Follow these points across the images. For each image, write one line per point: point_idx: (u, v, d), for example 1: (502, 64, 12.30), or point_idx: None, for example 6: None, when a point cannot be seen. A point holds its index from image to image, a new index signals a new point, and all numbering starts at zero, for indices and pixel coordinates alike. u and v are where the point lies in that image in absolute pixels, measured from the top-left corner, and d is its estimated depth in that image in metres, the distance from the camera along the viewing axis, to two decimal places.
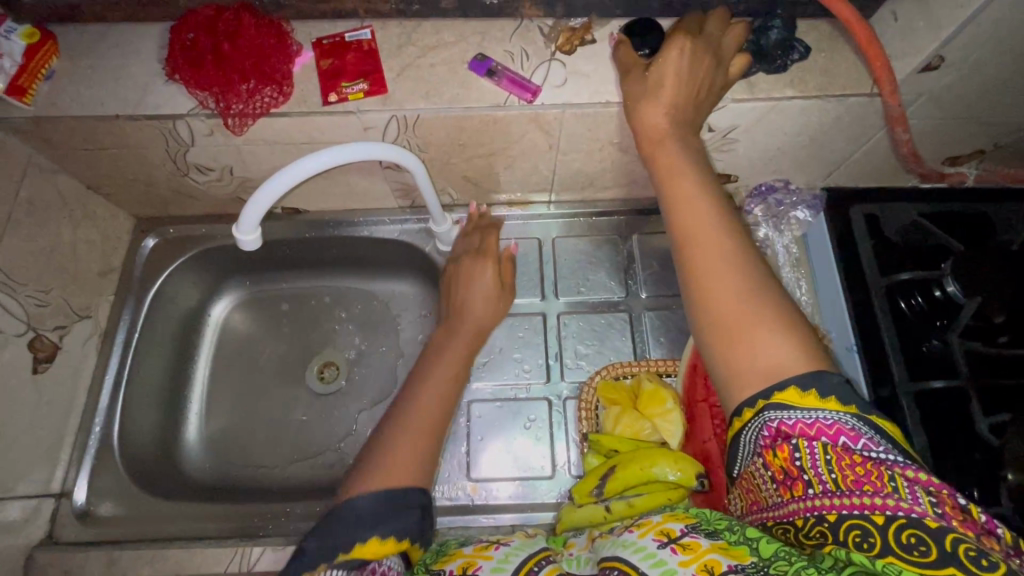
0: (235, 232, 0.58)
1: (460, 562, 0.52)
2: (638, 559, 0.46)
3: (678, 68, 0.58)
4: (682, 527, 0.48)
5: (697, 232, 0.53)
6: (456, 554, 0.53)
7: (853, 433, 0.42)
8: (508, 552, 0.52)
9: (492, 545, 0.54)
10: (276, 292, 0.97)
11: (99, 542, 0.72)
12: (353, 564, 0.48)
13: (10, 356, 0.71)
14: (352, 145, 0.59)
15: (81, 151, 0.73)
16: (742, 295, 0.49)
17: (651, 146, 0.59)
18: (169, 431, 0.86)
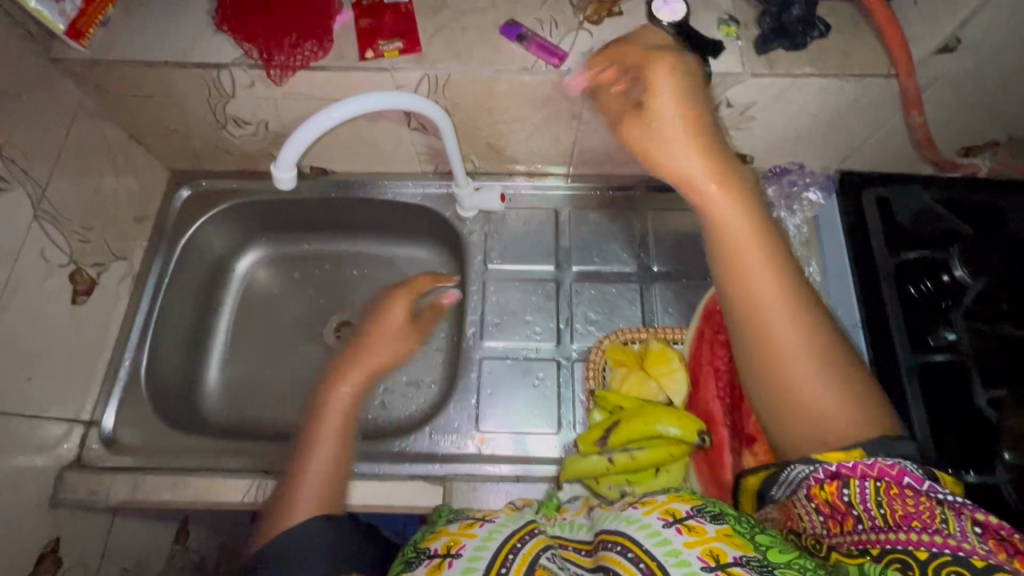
0: (273, 170, 0.62)
1: (444, 540, 0.52)
2: (642, 536, 0.45)
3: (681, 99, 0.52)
4: (688, 509, 0.47)
5: (749, 281, 0.49)
6: (442, 532, 0.54)
7: (916, 475, 0.42)
8: (493, 528, 0.52)
9: (477, 523, 0.54)
10: (298, 251, 1.01)
11: (125, 467, 0.76)
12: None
13: (55, 285, 0.73)
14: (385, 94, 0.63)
15: (128, 98, 0.77)
16: (799, 350, 0.48)
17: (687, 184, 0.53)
18: (192, 374, 0.90)
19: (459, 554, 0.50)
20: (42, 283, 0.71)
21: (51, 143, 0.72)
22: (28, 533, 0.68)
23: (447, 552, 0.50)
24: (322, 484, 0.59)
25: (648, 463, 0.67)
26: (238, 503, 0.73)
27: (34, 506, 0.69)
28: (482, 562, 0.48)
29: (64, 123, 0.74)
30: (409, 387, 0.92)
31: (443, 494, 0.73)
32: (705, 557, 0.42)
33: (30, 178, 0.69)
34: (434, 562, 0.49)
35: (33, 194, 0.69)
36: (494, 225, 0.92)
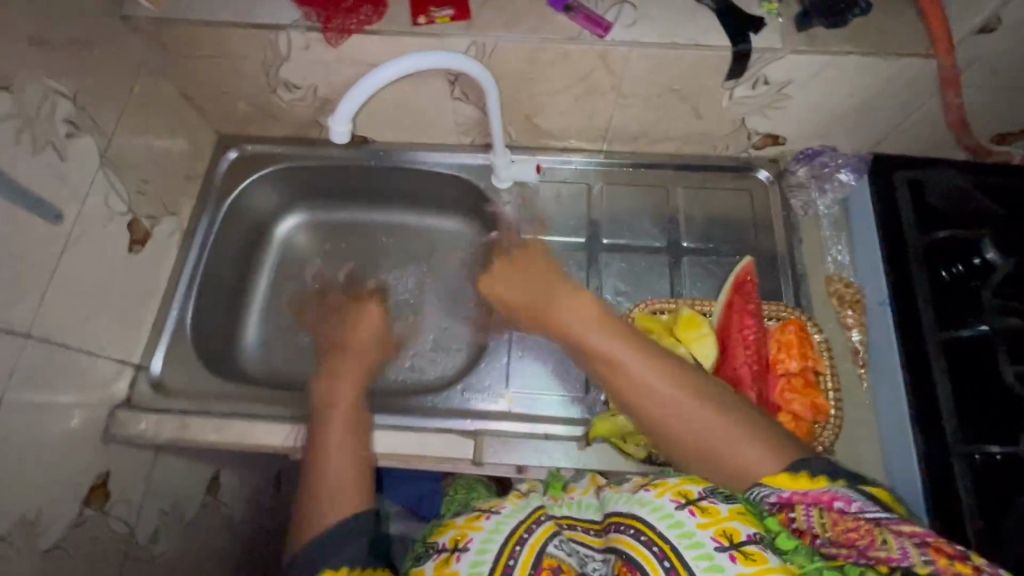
0: (329, 123, 0.64)
1: (452, 535, 0.53)
2: (655, 518, 0.47)
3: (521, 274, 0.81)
4: (700, 489, 0.49)
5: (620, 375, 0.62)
6: (450, 525, 0.55)
7: (848, 498, 0.47)
8: (500, 520, 0.52)
9: (483, 514, 0.54)
10: (336, 219, 1.04)
11: (172, 409, 0.80)
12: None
13: (115, 230, 0.77)
14: (421, 54, 0.65)
15: (189, 58, 0.81)
16: (682, 406, 0.57)
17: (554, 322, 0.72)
18: (233, 331, 0.95)
19: (468, 548, 0.51)
20: (105, 228, 0.75)
21: (117, 97, 0.76)
22: (83, 463, 0.72)
23: (454, 547, 0.51)
24: (342, 491, 0.59)
25: None
26: (278, 447, 0.77)
27: (89, 438, 0.73)
28: (489, 557, 0.49)
29: (130, 78, 0.78)
30: (437, 351, 0.95)
31: (476, 447, 0.76)
32: (720, 537, 0.44)
33: (99, 128, 0.73)
34: (443, 557, 0.50)
35: (100, 143, 0.73)
36: (529, 198, 0.94)
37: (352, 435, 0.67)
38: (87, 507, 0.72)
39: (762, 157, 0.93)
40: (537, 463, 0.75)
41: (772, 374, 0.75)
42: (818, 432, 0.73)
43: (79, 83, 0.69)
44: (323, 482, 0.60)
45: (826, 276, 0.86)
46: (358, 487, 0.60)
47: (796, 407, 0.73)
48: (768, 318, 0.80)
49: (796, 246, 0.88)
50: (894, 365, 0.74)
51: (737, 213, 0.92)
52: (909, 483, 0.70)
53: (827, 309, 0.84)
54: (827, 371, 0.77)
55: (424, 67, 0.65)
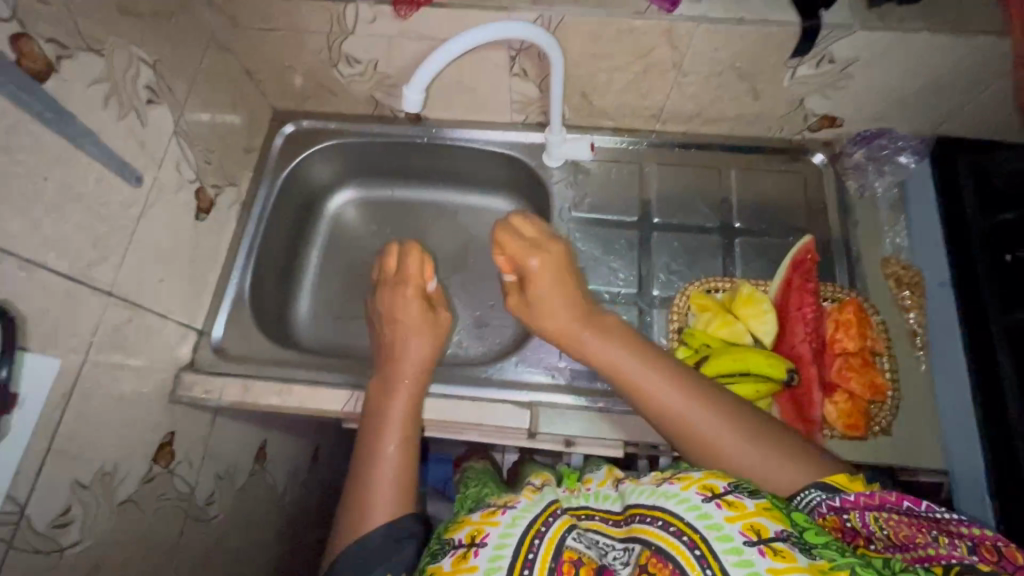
0: (404, 92, 0.65)
1: (469, 530, 0.50)
2: (683, 511, 0.45)
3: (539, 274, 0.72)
4: (726, 485, 0.48)
5: (646, 402, 0.60)
6: (466, 520, 0.52)
7: (914, 498, 0.48)
8: (516, 514, 0.49)
9: (499, 509, 0.51)
10: (385, 196, 1.06)
11: (234, 373, 0.82)
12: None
13: (185, 198, 0.79)
14: (497, 24, 0.65)
15: (254, 31, 0.83)
16: (708, 426, 0.56)
17: (561, 342, 0.69)
18: (285, 303, 0.97)
19: (484, 544, 0.48)
20: (176, 194, 0.77)
21: (188, 67, 0.78)
22: (153, 421, 0.74)
23: (471, 543, 0.49)
24: (388, 491, 0.61)
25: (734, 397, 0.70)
26: (337, 412, 0.79)
27: (158, 399, 0.75)
28: (509, 551, 0.46)
29: (199, 49, 0.80)
30: (482, 328, 0.96)
31: (531, 417, 0.77)
32: (748, 530, 0.43)
33: (173, 97, 0.75)
34: (460, 553, 0.48)
35: (173, 111, 0.75)
36: (581, 176, 0.95)
37: (403, 437, 0.66)
38: (156, 464, 0.74)
39: (816, 140, 0.93)
40: (594, 434, 0.76)
41: (828, 353, 0.75)
42: (874, 413, 0.74)
43: (157, 51, 0.72)
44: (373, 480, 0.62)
45: (883, 258, 0.85)
46: (399, 494, 0.62)
47: (854, 386, 0.73)
48: (825, 299, 0.79)
49: (851, 228, 0.88)
50: (957, 352, 0.75)
51: (790, 195, 0.91)
52: (973, 463, 0.71)
53: (883, 291, 0.83)
54: (884, 352, 0.76)
55: (500, 37, 0.65)
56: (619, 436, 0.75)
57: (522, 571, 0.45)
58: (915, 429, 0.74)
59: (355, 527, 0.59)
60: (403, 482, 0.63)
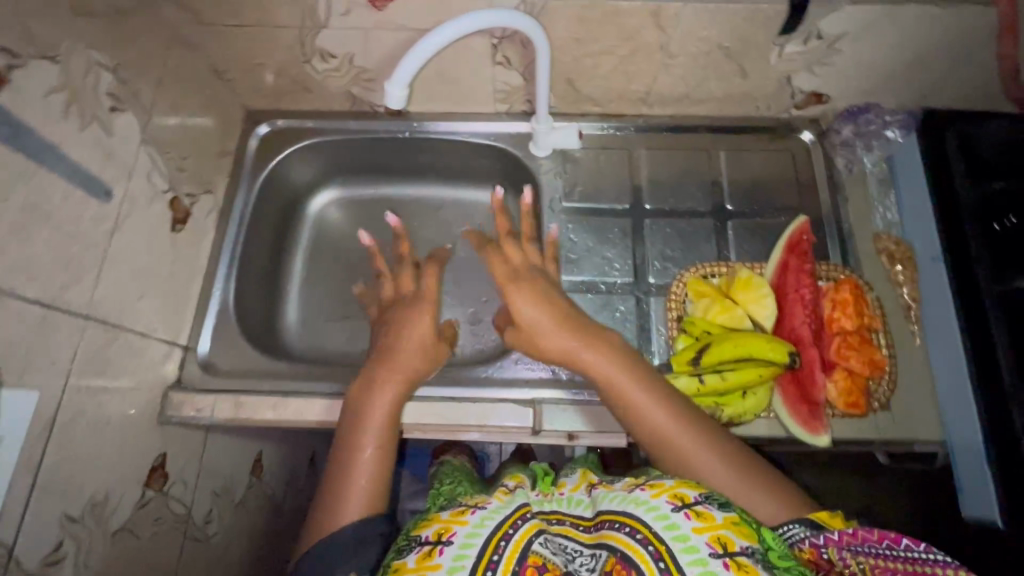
0: (386, 87, 0.62)
1: (437, 527, 0.49)
2: (651, 518, 0.45)
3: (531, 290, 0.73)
4: (697, 494, 0.46)
5: (638, 416, 0.60)
6: (434, 517, 0.51)
7: (896, 536, 0.47)
8: (485, 515, 0.48)
9: (470, 509, 0.50)
10: (369, 195, 1.03)
11: (223, 389, 0.79)
12: None
13: (158, 210, 0.75)
14: (485, 12, 0.61)
15: (221, 28, 0.78)
16: (695, 447, 0.57)
17: (558, 350, 0.68)
18: (273, 312, 0.93)
19: (449, 543, 0.47)
20: (148, 207, 0.73)
21: (152, 69, 0.73)
22: (142, 444, 0.71)
23: (437, 541, 0.47)
24: (358, 493, 0.60)
25: (737, 383, 0.70)
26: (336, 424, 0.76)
27: (146, 421, 0.72)
28: (473, 551, 0.45)
29: (163, 50, 0.75)
30: (477, 325, 0.95)
31: (534, 416, 0.76)
32: (713, 544, 0.43)
33: (139, 103, 0.71)
34: (425, 550, 0.47)
35: (139, 118, 0.71)
36: (570, 165, 0.93)
37: (382, 443, 0.64)
38: (149, 489, 0.71)
39: (804, 117, 0.92)
40: (596, 428, 0.75)
41: (826, 332, 0.75)
42: (872, 389, 0.74)
43: (117, 53, 0.67)
44: (348, 484, 0.61)
45: (874, 234, 0.86)
46: (369, 498, 0.60)
47: (852, 363, 0.73)
48: (820, 278, 0.79)
49: (841, 205, 0.88)
50: (953, 325, 0.75)
51: (780, 175, 0.91)
52: (971, 433, 0.71)
53: (876, 268, 0.84)
54: (880, 329, 0.77)
55: (488, 26, 0.62)
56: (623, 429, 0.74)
57: (484, 573, 0.44)
58: (912, 402, 0.76)
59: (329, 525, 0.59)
60: (377, 485, 0.61)
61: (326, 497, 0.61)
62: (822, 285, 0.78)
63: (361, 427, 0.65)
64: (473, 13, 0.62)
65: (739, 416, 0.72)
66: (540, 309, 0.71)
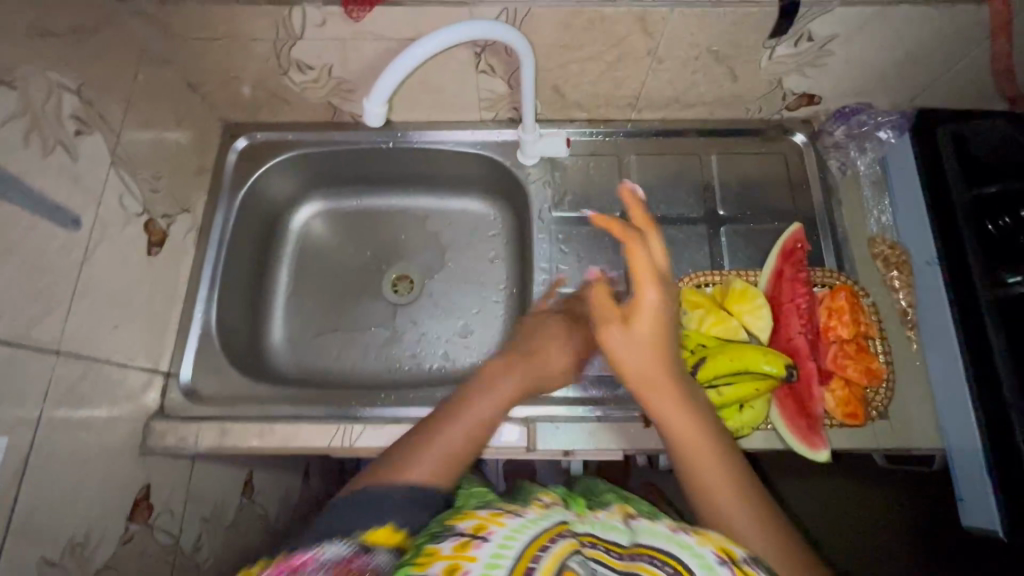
0: (364, 105, 0.60)
1: (474, 521, 0.42)
2: (699, 566, 0.38)
3: (665, 300, 0.51)
4: (746, 556, 0.40)
5: (706, 479, 0.51)
6: (472, 513, 0.44)
7: None
8: (524, 522, 0.41)
9: (508, 512, 0.43)
10: (353, 206, 1.00)
11: (208, 416, 0.77)
12: (377, 549, 0.44)
13: (133, 234, 0.72)
14: (466, 23, 0.59)
15: (192, 42, 0.75)
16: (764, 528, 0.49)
17: (641, 387, 0.51)
18: (258, 330, 0.91)
19: (487, 539, 0.39)
20: (122, 231, 0.70)
21: (121, 87, 0.70)
22: (123, 477, 0.69)
23: (472, 534, 0.40)
24: (438, 458, 0.54)
25: (733, 398, 0.68)
26: (325, 448, 0.74)
27: (127, 452, 0.70)
28: (510, 556, 0.38)
29: (131, 66, 0.72)
30: (468, 338, 0.93)
31: (528, 434, 0.74)
32: None
33: (106, 123, 0.68)
34: (461, 539, 0.40)
35: (108, 140, 0.68)
36: (559, 173, 0.91)
37: (485, 420, 0.59)
38: (133, 522, 0.69)
39: (795, 118, 0.91)
40: (592, 445, 0.73)
41: (822, 341, 0.74)
42: (870, 397, 0.73)
43: (82, 73, 0.64)
44: (431, 447, 0.55)
45: (869, 237, 0.84)
46: (448, 465, 0.54)
47: (849, 372, 0.72)
48: (816, 285, 0.77)
49: (835, 208, 0.87)
50: (949, 331, 0.74)
51: (772, 178, 0.89)
52: (968, 439, 0.71)
53: (872, 271, 0.82)
54: (877, 336, 0.76)
55: (470, 38, 0.60)
56: (619, 445, 0.73)
57: None
58: (911, 408, 0.75)
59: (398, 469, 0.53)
60: (460, 462, 0.55)
61: (406, 450, 0.55)
62: (818, 292, 0.76)
63: (472, 398, 0.61)
64: (453, 25, 0.60)
65: (737, 430, 0.71)
66: (666, 328, 0.51)
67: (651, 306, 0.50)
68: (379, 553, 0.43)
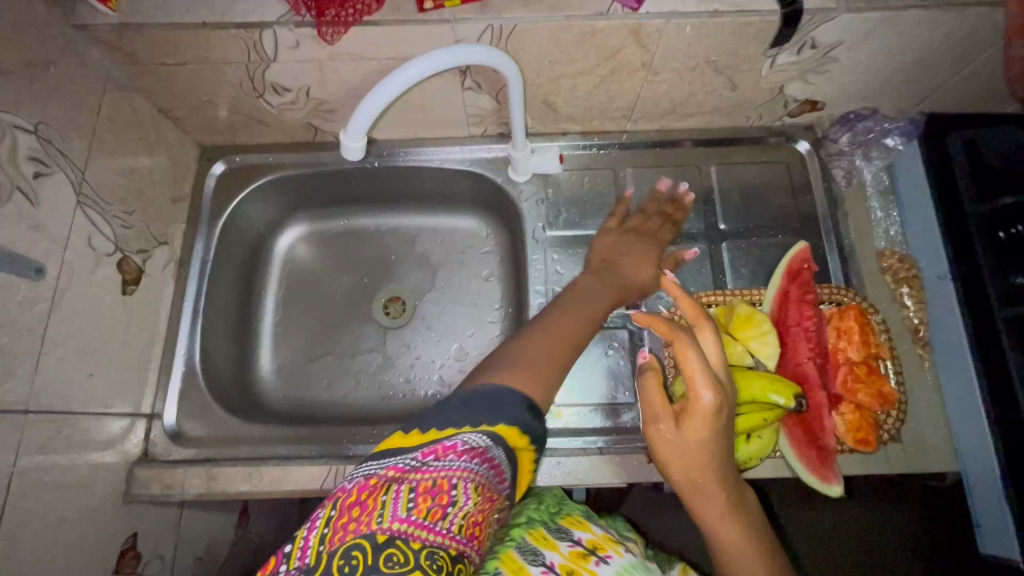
0: (341, 139, 0.59)
1: (589, 536, 0.59)
2: None
3: (717, 402, 0.50)
4: None
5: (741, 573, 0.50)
6: (587, 527, 0.61)
7: None
8: (626, 565, 0.55)
9: (619, 546, 0.59)
10: (340, 227, 0.96)
11: (192, 459, 0.74)
12: (491, 437, 0.47)
13: (104, 275, 0.69)
14: (442, 51, 0.57)
15: (159, 68, 0.71)
16: None
17: (686, 483, 0.53)
18: (244, 362, 0.88)
19: (604, 556, 0.56)
20: (92, 274, 0.67)
21: (84, 121, 0.66)
22: (107, 531, 0.66)
23: (591, 546, 0.57)
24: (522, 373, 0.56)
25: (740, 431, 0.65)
26: (317, 491, 0.72)
27: (109, 503, 0.67)
28: None
29: (96, 97, 0.68)
30: (463, 363, 0.89)
31: None
32: None
33: (69, 160, 0.64)
34: (580, 551, 0.55)
35: (73, 178, 0.64)
36: (552, 189, 0.87)
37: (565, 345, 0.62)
38: None
39: (797, 125, 0.87)
40: (594, 480, 0.71)
41: (831, 364, 0.71)
42: (882, 422, 0.70)
43: (40, 110, 0.60)
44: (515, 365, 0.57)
45: (877, 251, 0.81)
46: (536, 382, 0.55)
47: (860, 397, 0.69)
48: (823, 303, 0.74)
49: (841, 220, 0.83)
50: (963, 350, 0.71)
51: (774, 188, 0.86)
52: (985, 462, 0.68)
53: (881, 287, 0.79)
54: (888, 356, 0.72)
55: (446, 67, 0.57)
56: (622, 478, 0.71)
57: None
58: (923, 432, 0.72)
59: (511, 379, 0.54)
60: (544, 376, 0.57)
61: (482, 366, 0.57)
62: (825, 312, 0.73)
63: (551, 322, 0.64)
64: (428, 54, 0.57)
65: (745, 461, 0.67)
66: (718, 432, 0.51)
67: (700, 410, 0.50)
68: (477, 437, 0.47)
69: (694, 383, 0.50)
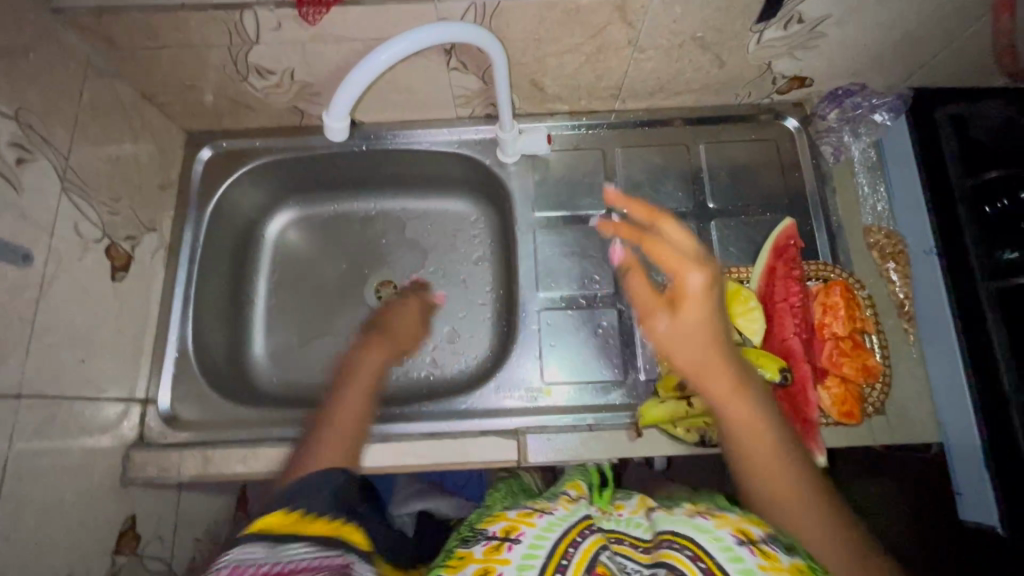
0: (324, 120, 0.58)
1: (503, 524, 0.45)
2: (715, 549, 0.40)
3: (706, 283, 0.52)
4: (761, 532, 0.42)
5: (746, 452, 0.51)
6: (501, 516, 0.46)
7: None
8: (553, 520, 0.44)
9: (536, 511, 0.45)
10: (331, 212, 0.96)
11: (185, 442, 0.75)
12: (263, 538, 0.45)
13: (91, 261, 0.69)
14: (421, 29, 0.56)
15: (141, 52, 0.70)
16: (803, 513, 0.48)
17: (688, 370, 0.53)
18: (238, 348, 0.88)
19: (518, 541, 0.42)
20: (79, 261, 0.67)
21: (65, 107, 0.66)
22: (105, 512, 0.67)
23: (504, 536, 0.43)
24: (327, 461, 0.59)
25: None
26: None
27: (106, 487, 0.68)
28: (544, 551, 0.41)
29: (76, 83, 0.67)
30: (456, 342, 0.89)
31: (518, 448, 0.73)
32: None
33: (52, 146, 0.63)
34: (493, 544, 0.43)
35: (56, 164, 0.64)
36: (541, 170, 0.87)
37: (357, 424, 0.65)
38: (120, 554, 0.68)
39: (786, 102, 0.87)
40: (585, 457, 0.71)
41: (817, 338, 0.72)
42: (866, 394, 0.71)
43: (19, 97, 0.59)
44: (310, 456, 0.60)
45: (864, 227, 0.81)
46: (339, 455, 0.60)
47: (845, 369, 0.70)
48: (808, 279, 0.75)
49: (829, 196, 0.84)
50: (946, 324, 0.72)
51: (763, 166, 0.86)
52: (967, 434, 0.70)
53: (867, 263, 0.80)
54: (873, 331, 0.73)
55: (425, 43, 0.56)
56: (610, 454, 0.71)
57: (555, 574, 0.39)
58: (908, 403, 0.74)
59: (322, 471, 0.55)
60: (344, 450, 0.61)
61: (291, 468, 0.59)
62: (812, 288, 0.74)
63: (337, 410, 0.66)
64: (403, 34, 0.56)
65: None
66: (712, 314, 0.52)
67: (688, 293, 0.52)
68: (234, 551, 0.44)
69: (679, 266, 0.52)
